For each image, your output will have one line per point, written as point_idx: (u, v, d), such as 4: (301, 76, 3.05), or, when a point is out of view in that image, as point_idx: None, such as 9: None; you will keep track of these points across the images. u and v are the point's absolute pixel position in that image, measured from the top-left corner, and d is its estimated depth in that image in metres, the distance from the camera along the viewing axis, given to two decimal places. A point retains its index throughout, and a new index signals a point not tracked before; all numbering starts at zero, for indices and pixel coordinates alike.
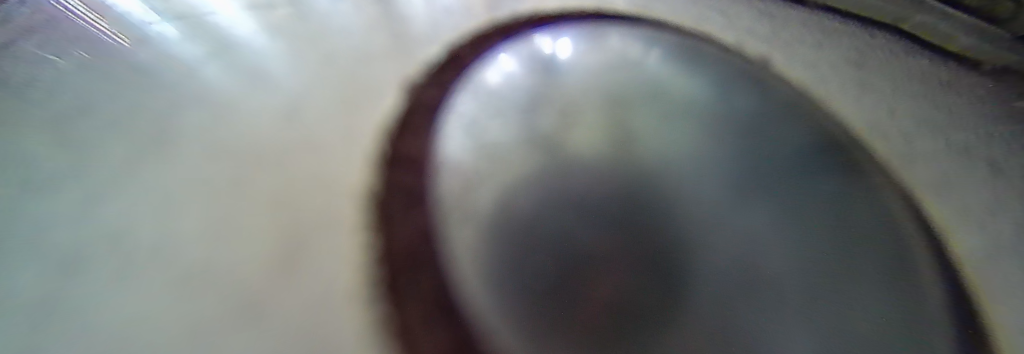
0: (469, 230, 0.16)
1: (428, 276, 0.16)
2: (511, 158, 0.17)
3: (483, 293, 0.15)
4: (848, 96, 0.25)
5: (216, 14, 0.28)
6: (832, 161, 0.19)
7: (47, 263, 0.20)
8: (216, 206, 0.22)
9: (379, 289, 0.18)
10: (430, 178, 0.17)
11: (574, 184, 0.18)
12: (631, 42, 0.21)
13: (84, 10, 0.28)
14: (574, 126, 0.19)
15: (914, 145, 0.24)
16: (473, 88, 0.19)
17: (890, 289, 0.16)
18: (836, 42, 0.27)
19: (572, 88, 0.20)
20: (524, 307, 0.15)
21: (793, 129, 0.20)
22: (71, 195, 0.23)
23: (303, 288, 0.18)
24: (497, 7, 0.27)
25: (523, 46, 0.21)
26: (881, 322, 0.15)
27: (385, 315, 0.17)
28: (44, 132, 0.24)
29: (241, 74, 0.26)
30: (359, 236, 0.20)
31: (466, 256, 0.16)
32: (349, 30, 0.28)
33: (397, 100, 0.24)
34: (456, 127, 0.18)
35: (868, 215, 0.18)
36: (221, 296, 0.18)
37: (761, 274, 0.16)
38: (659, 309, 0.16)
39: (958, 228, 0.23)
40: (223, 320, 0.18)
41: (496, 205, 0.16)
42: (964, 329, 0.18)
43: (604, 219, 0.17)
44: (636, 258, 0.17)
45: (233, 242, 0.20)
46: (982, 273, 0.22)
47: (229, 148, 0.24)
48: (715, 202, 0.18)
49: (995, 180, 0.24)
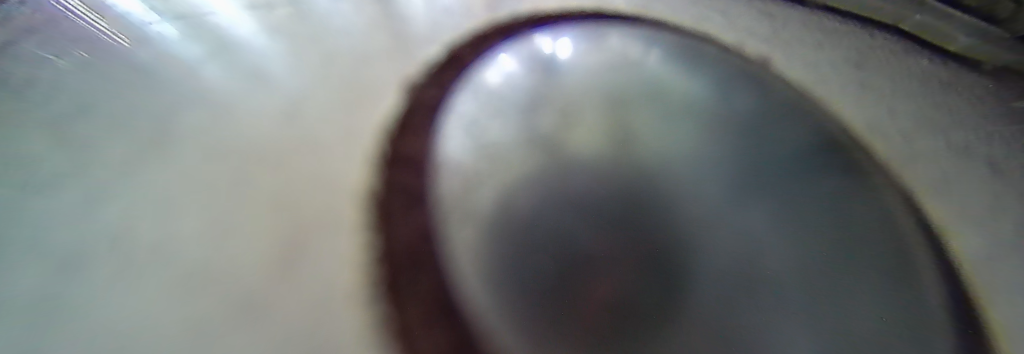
0: (469, 231, 0.17)
1: (428, 277, 0.17)
2: (511, 158, 0.17)
3: (482, 293, 0.16)
4: (850, 95, 0.25)
5: (216, 14, 0.28)
6: (830, 161, 0.20)
7: (45, 263, 0.20)
8: (214, 206, 0.21)
9: (378, 289, 0.18)
10: (430, 178, 0.19)
11: (573, 186, 0.18)
12: (631, 42, 0.21)
13: (84, 10, 0.29)
14: (574, 126, 0.19)
15: (913, 146, 0.24)
16: (473, 89, 0.20)
17: (880, 289, 0.16)
18: (839, 40, 0.27)
19: (572, 88, 0.20)
20: (522, 308, 0.15)
21: (791, 130, 0.20)
22: (71, 194, 0.23)
23: (297, 289, 0.17)
24: (497, 6, 0.27)
25: (522, 47, 0.21)
26: (883, 322, 0.15)
27: (386, 313, 0.17)
28: (45, 134, 0.25)
29: (240, 73, 0.26)
30: (358, 237, 0.20)
31: (466, 257, 0.17)
32: (348, 29, 0.28)
33: (398, 99, 0.24)
34: (457, 127, 0.19)
35: (868, 216, 0.18)
36: (218, 296, 0.18)
37: (762, 273, 0.16)
38: (661, 310, 0.15)
39: (958, 229, 0.22)
40: (221, 321, 0.17)
41: (496, 206, 0.17)
42: (964, 330, 0.18)
43: (605, 220, 0.17)
44: (635, 259, 0.17)
45: (228, 242, 0.20)
46: (982, 274, 0.22)
47: (228, 147, 0.24)
48: (716, 206, 0.18)
49: (1001, 181, 0.24)
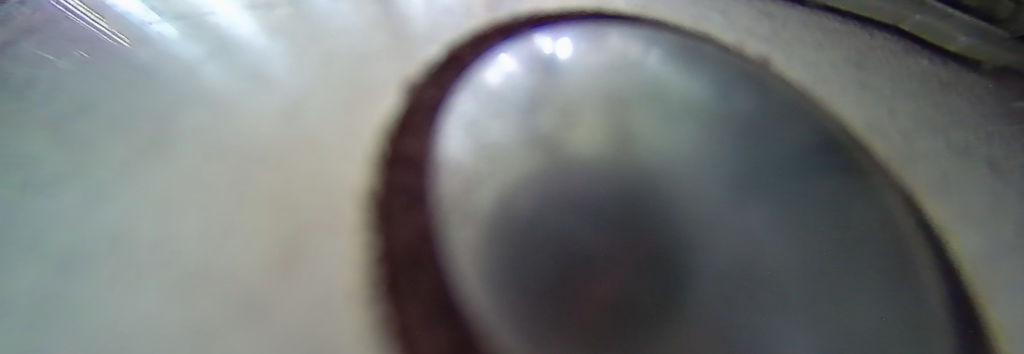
0: (469, 231, 0.17)
1: (427, 278, 0.17)
2: (511, 157, 0.17)
3: (482, 292, 0.16)
4: (849, 95, 0.25)
5: (215, 14, 0.28)
6: (831, 161, 0.20)
7: (45, 263, 0.20)
8: (214, 206, 0.21)
9: (378, 289, 0.18)
10: (430, 179, 0.19)
11: (573, 186, 0.18)
12: (632, 41, 0.21)
13: (84, 10, 0.29)
14: (575, 126, 0.19)
15: (913, 146, 0.24)
16: (473, 88, 0.20)
17: (881, 289, 0.16)
18: (839, 40, 0.27)
19: (572, 88, 0.20)
20: (522, 308, 0.15)
21: (791, 130, 0.20)
22: (71, 194, 0.23)
23: (297, 290, 0.17)
24: (497, 6, 0.27)
25: (522, 47, 0.21)
26: (885, 321, 0.15)
27: (386, 313, 0.17)
28: (45, 135, 0.25)
29: (240, 73, 0.26)
30: (359, 237, 0.20)
31: (465, 257, 0.17)
32: (348, 29, 0.28)
33: (398, 99, 0.24)
34: (457, 128, 0.19)
35: (869, 215, 0.18)
36: (218, 297, 0.18)
37: (760, 274, 0.16)
38: (662, 310, 0.15)
39: (958, 229, 0.22)
40: (221, 321, 0.17)
41: (496, 206, 0.17)
42: (964, 330, 0.18)
43: (605, 221, 0.17)
44: (636, 260, 0.17)
45: (228, 242, 0.20)
46: (983, 274, 0.22)
47: (228, 147, 0.24)
48: (717, 206, 0.18)
49: (1001, 181, 0.24)
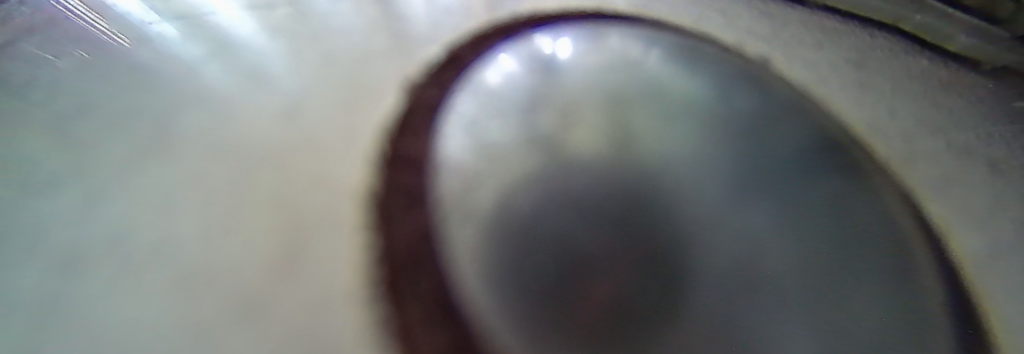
0: (469, 231, 0.17)
1: (428, 278, 0.17)
2: (510, 158, 0.18)
3: (481, 293, 0.16)
4: (849, 95, 0.25)
5: (215, 14, 0.28)
6: (832, 161, 0.20)
7: (43, 264, 0.20)
8: (216, 206, 0.22)
9: (377, 289, 0.18)
10: (430, 178, 0.18)
11: (574, 184, 0.18)
12: (631, 42, 0.22)
13: (84, 10, 0.29)
14: (574, 126, 0.19)
15: (914, 146, 0.24)
16: (473, 88, 0.20)
17: (885, 290, 0.16)
18: (837, 41, 0.27)
19: (572, 88, 0.20)
20: (521, 308, 0.15)
21: (791, 129, 0.20)
22: (70, 195, 0.23)
23: (302, 288, 0.18)
24: (497, 7, 0.27)
25: (522, 47, 0.21)
26: (886, 320, 0.15)
27: (385, 314, 0.17)
28: (43, 134, 0.25)
29: (240, 72, 0.26)
30: (359, 237, 0.20)
31: (466, 257, 0.17)
32: (348, 29, 0.28)
33: (398, 99, 0.24)
34: (457, 127, 0.19)
35: (869, 216, 0.18)
36: (222, 297, 0.18)
37: (760, 273, 0.16)
38: (661, 309, 0.15)
39: (958, 229, 0.22)
40: (223, 321, 0.18)
41: (496, 204, 0.17)
42: (964, 329, 0.18)
43: (606, 221, 0.17)
44: (637, 260, 0.16)
45: (229, 242, 0.20)
46: (983, 274, 0.21)
47: (229, 147, 0.24)
48: (715, 205, 0.18)
49: (999, 182, 0.24)
